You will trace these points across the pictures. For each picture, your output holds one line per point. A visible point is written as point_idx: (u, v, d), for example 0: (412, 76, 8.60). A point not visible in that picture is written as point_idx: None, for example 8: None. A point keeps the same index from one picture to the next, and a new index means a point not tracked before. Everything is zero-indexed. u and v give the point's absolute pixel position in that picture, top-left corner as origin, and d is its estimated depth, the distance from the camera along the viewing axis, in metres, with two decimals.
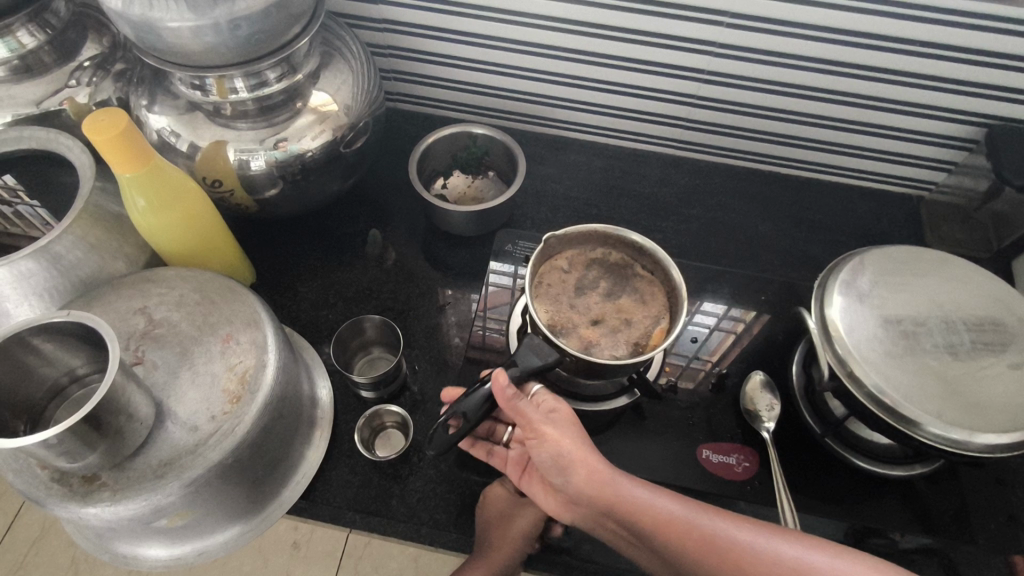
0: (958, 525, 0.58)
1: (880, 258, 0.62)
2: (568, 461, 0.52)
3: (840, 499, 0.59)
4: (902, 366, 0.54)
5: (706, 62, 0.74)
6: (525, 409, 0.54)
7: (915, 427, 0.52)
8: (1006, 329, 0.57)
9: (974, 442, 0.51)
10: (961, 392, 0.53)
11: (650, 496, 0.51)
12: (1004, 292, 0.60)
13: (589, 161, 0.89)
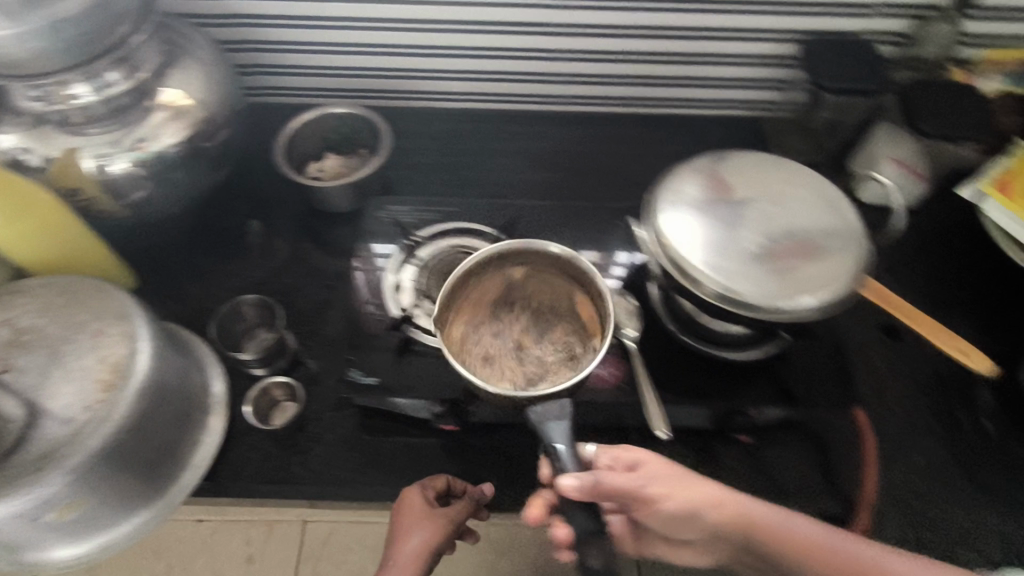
0: (806, 393, 0.65)
1: (696, 166, 0.65)
2: (685, 516, 0.49)
3: (704, 392, 0.64)
4: (726, 253, 0.58)
5: (542, 15, 0.78)
6: (612, 482, 0.46)
7: (741, 304, 0.56)
8: (814, 207, 0.62)
9: (793, 308, 0.55)
10: (781, 266, 0.57)
11: (771, 527, 0.49)
12: (806, 175, 0.65)
13: (464, 129, 0.91)
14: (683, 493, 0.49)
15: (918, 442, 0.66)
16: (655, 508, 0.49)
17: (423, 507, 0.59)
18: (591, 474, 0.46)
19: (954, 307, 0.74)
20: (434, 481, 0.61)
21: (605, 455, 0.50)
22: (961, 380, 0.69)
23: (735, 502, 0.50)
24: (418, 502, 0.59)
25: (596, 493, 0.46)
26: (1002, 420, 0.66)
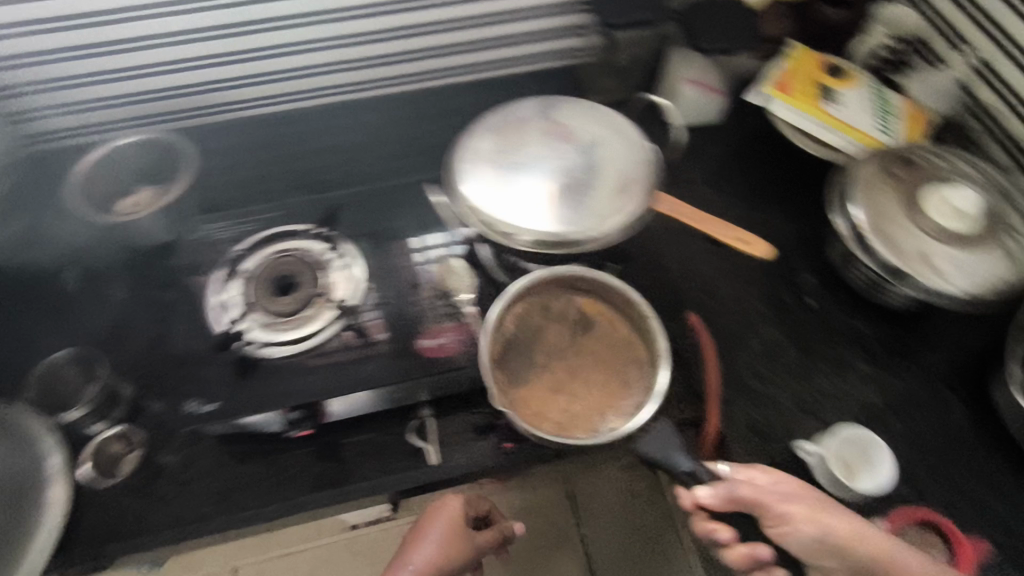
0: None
1: (492, 119, 0.67)
2: (835, 541, 0.52)
3: (551, 335, 0.65)
4: (512, 194, 0.61)
5: (329, 3, 0.76)
6: (760, 493, 0.53)
7: (529, 242, 0.59)
8: (601, 142, 0.66)
9: (575, 240, 0.59)
10: (564, 201, 0.60)
11: (847, 550, 0.52)
12: (596, 113, 0.68)
13: (286, 133, 0.86)
14: (811, 521, 0.53)
15: (755, 328, 0.71)
16: (783, 532, 0.54)
17: (460, 519, 0.67)
18: (718, 485, 0.53)
19: (768, 202, 0.81)
20: (476, 503, 0.73)
21: (770, 479, 0.55)
22: (783, 265, 0.76)
23: (862, 527, 0.53)
24: (456, 514, 0.67)
25: (726, 503, 0.53)
26: (822, 291, 0.74)
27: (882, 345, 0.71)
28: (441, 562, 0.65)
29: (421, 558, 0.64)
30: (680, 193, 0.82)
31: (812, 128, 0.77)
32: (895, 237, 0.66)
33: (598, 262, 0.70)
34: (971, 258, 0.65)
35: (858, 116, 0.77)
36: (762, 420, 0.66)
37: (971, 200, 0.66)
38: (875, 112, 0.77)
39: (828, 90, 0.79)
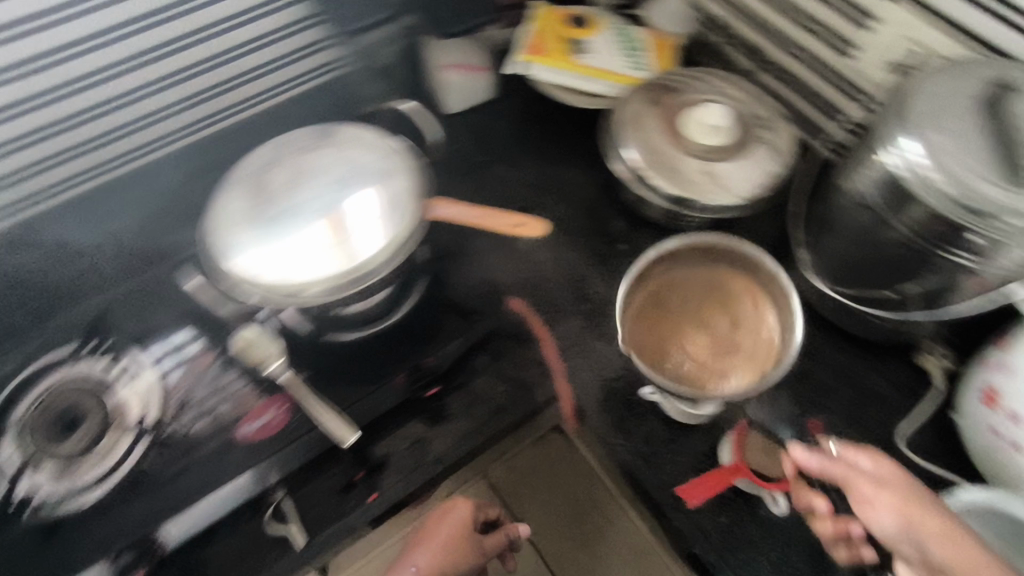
0: (473, 308, 0.69)
1: (251, 162, 0.63)
2: (901, 528, 0.44)
3: (377, 374, 0.65)
4: (286, 250, 0.56)
5: (42, 81, 0.61)
6: (854, 475, 0.48)
7: (325, 290, 0.55)
8: (363, 167, 0.60)
9: (371, 266, 0.55)
10: (341, 235, 0.56)
11: (921, 543, 0.43)
12: (361, 133, 0.64)
13: (44, 248, 0.69)
14: (903, 511, 0.45)
15: (582, 290, 0.73)
16: (865, 513, 0.46)
17: (464, 527, 0.65)
18: (822, 454, 0.49)
19: (563, 163, 0.83)
20: (485, 509, 0.70)
21: (871, 464, 0.49)
22: (592, 219, 0.79)
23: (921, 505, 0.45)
24: (461, 522, 0.65)
25: (819, 469, 0.49)
26: (632, 234, 0.77)
27: None
28: (436, 570, 0.62)
29: (414, 563, 0.62)
30: (476, 184, 0.82)
31: (574, 82, 0.78)
32: (668, 168, 0.70)
33: (414, 278, 0.68)
34: (738, 165, 0.70)
35: (610, 58, 0.79)
36: (611, 374, 0.68)
37: (720, 114, 0.71)
38: (623, 50, 0.80)
39: (576, 41, 0.80)
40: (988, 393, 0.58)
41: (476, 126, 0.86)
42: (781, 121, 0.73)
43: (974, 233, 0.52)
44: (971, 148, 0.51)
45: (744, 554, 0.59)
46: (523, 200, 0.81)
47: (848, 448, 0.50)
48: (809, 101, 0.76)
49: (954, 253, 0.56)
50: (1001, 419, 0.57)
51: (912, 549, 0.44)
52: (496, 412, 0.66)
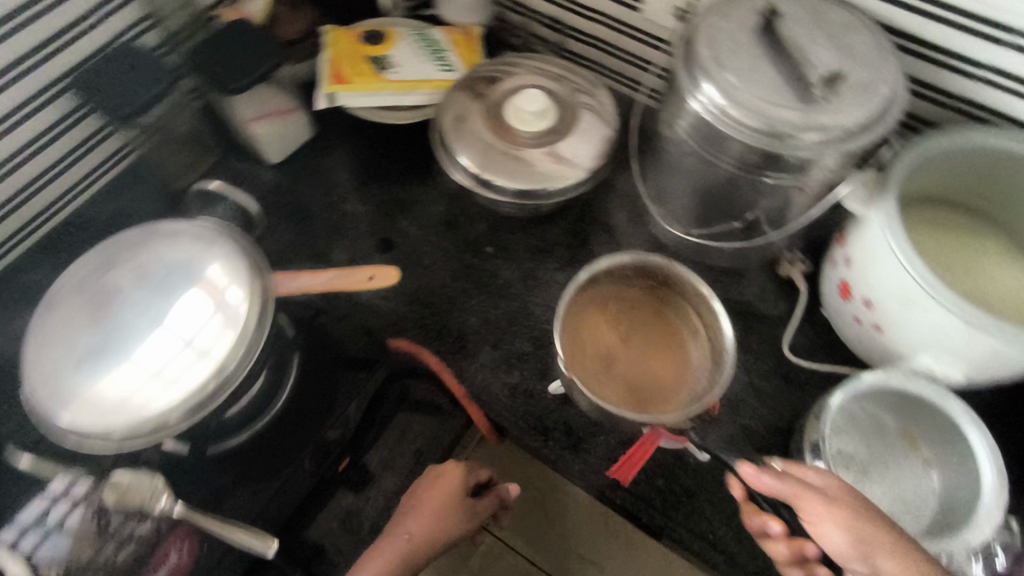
0: (367, 358, 0.66)
1: (65, 292, 0.54)
2: (854, 544, 0.45)
3: (279, 463, 0.60)
4: (133, 386, 0.49)
5: None
6: (802, 492, 0.48)
7: (187, 416, 0.49)
8: (192, 267, 0.54)
9: (229, 372, 0.49)
10: (186, 349, 0.50)
11: (872, 557, 0.45)
12: (183, 227, 0.56)
13: None
14: (847, 526, 0.46)
15: (465, 304, 0.71)
16: (818, 531, 0.47)
17: (458, 489, 0.61)
18: (771, 475, 0.49)
19: (408, 181, 0.80)
20: (476, 472, 0.65)
21: (822, 479, 0.49)
22: (454, 230, 0.77)
23: (868, 516, 0.46)
24: (456, 483, 0.61)
25: (765, 486, 0.49)
26: (494, 233, 0.77)
27: (564, 244, 0.76)
28: (426, 538, 0.58)
29: (403, 534, 0.58)
30: (324, 224, 0.78)
31: (390, 100, 0.75)
32: (507, 164, 0.69)
33: (289, 351, 0.60)
34: (570, 141, 0.70)
35: (419, 65, 0.77)
36: (516, 379, 0.67)
37: (538, 98, 0.69)
38: (429, 54, 0.78)
39: (379, 57, 0.77)
40: (842, 287, 0.63)
41: (307, 170, 0.81)
42: (598, 85, 0.74)
43: (785, 157, 0.56)
44: (761, 82, 0.54)
45: (686, 505, 0.62)
46: (379, 231, 0.77)
47: (796, 464, 0.50)
48: (617, 56, 0.78)
49: (776, 175, 0.59)
50: (858, 308, 0.62)
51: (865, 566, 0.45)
52: (418, 456, 0.68)
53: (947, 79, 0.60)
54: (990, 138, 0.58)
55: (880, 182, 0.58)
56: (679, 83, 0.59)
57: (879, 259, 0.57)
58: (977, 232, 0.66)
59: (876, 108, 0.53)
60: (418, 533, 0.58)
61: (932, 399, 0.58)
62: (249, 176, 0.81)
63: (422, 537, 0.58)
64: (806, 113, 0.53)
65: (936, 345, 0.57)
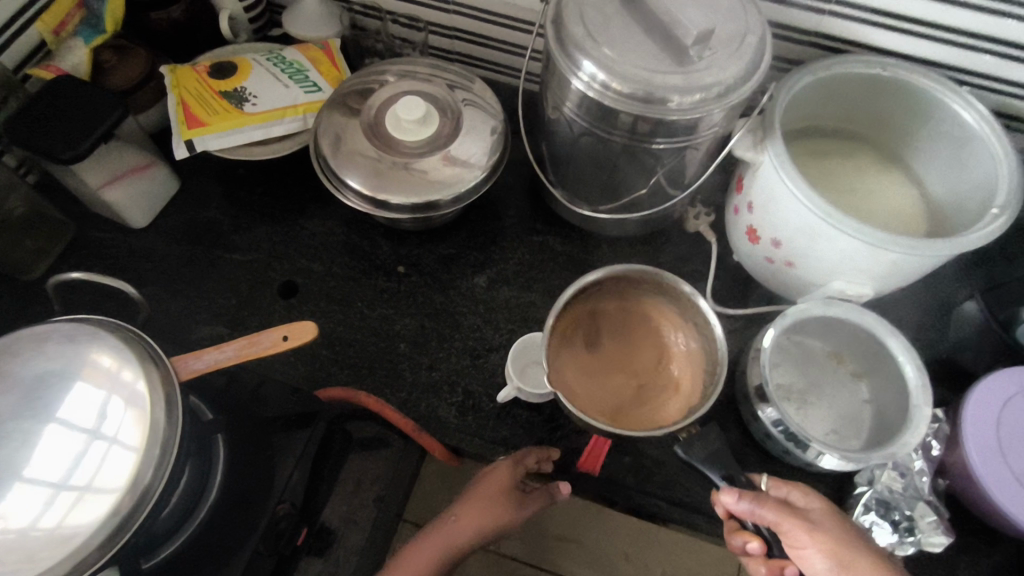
0: (302, 414, 0.59)
1: None
2: (837, 566, 0.49)
3: (231, 552, 0.53)
4: (37, 521, 0.42)
5: None
6: (783, 518, 0.51)
7: (106, 545, 0.42)
8: (73, 372, 0.46)
9: (148, 482, 0.43)
10: (86, 469, 0.43)
11: None
12: (53, 329, 0.48)
13: None
14: (829, 553, 0.49)
15: (390, 332, 0.68)
16: (801, 555, 0.51)
17: (507, 489, 0.57)
18: (756, 499, 0.52)
19: (298, 216, 0.75)
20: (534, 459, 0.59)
21: (807, 502, 0.52)
22: (360, 258, 0.73)
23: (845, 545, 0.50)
24: (504, 483, 0.57)
25: (751, 511, 0.52)
26: (402, 251, 0.73)
27: (475, 246, 0.74)
28: (468, 531, 0.57)
29: (446, 524, 0.58)
30: (214, 282, 0.71)
31: (257, 134, 0.69)
32: (400, 178, 0.65)
33: (211, 432, 0.53)
34: (460, 140, 0.67)
35: (280, 90, 0.71)
36: (461, 397, 0.65)
37: (415, 103, 0.65)
38: (289, 76, 0.72)
39: (233, 89, 0.70)
40: (750, 232, 0.65)
41: (181, 225, 0.73)
42: (476, 78, 0.72)
43: (674, 120, 0.56)
44: (638, 51, 0.54)
45: (655, 476, 0.62)
46: (279, 275, 0.71)
47: (780, 486, 0.54)
48: (488, 45, 0.76)
49: (669, 139, 0.60)
50: (768, 249, 0.64)
51: None
52: (378, 499, 0.65)
53: (801, 18, 0.62)
54: (847, 66, 0.62)
55: (764, 126, 0.60)
56: (557, 65, 0.58)
57: (779, 198, 0.59)
58: (852, 153, 0.71)
59: (747, 57, 0.54)
60: (462, 528, 0.57)
61: (850, 317, 0.62)
62: (114, 246, 0.72)
63: (457, 542, 0.58)
64: (686, 74, 0.53)
65: (844, 268, 0.60)
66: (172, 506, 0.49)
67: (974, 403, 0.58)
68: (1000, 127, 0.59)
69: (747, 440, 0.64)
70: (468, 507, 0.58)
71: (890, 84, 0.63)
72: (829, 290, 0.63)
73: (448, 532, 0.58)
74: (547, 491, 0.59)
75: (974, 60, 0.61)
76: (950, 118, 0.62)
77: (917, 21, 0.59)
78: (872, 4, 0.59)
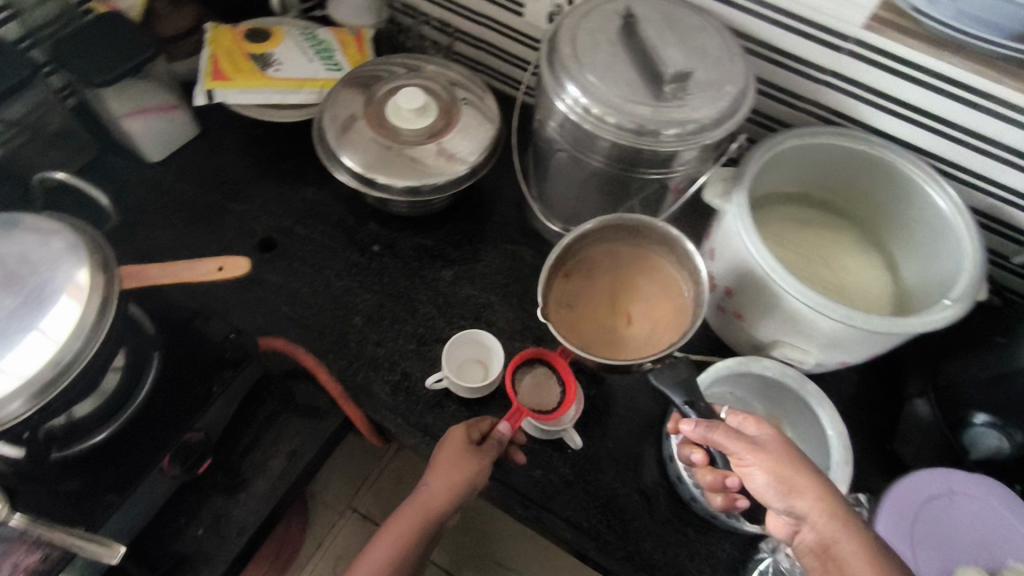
0: (233, 358, 0.60)
1: None
2: (778, 484, 0.46)
3: (134, 466, 0.55)
4: None
5: None
6: (729, 444, 0.49)
7: (9, 415, 0.45)
8: (31, 263, 0.50)
9: (70, 360, 0.46)
10: (17, 338, 0.46)
11: (789, 499, 0.46)
12: (25, 224, 0.52)
13: None
14: (768, 470, 0.46)
15: (349, 303, 0.71)
16: (744, 471, 0.48)
17: (455, 451, 0.58)
18: (711, 426, 0.50)
19: (297, 182, 0.79)
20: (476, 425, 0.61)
21: (757, 429, 0.49)
22: (341, 230, 0.76)
23: (792, 466, 0.46)
24: (451, 447, 0.58)
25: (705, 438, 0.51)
26: (383, 232, 0.76)
27: (452, 243, 0.76)
28: (446, 493, 0.57)
29: (419, 493, 0.57)
30: (204, 223, 0.76)
31: (273, 98, 0.74)
32: (388, 160, 0.69)
33: (149, 348, 0.58)
34: (454, 137, 0.70)
35: (304, 63, 0.76)
36: (397, 377, 0.67)
37: (413, 95, 0.69)
38: (316, 52, 0.77)
39: (262, 54, 0.76)
40: (707, 278, 0.66)
41: (190, 168, 0.79)
42: (486, 86, 0.75)
43: (644, 152, 0.58)
44: (619, 80, 0.56)
45: (563, 494, 0.62)
46: (263, 230, 0.76)
47: (738, 414, 0.51)
48: (507, 60, 0.80)
49: (643, 171, 0.62)
50: (721, 297, 0.65)
51: (781, 503, 0.46)
52: (293, 455, 0.64)
53: (796, 82, 0.64)
54: (832, 136, 0.63)
55: (735, 176, 0.61)
56: (546, 82, 0.60)
57: (735, 248, 0.60)
58: (834, 225, 0.71)
59: (722, 105, 0.56)
60: (438, 498, 0.57)
61: (788, 381, 0.61)
62: (127, 175, 0.78)
63: (436, 503, 0.57)
64: (657, 108, 0.55)
65: (788, 329, 0.60)
66: (89, 401, 0.53)
67: (894, 494, 0.56)
68: (974, 224, 0.58)
69: (663, 482, 0.63)
70: (434, 478, 0.58)
71: (876, 163, 0.64)
72: (772, 351, 0.62)
73: (425, 497, 0.57)
74: (497, 439, 0.60)
75: (962, 155, 0.61)
76: (930, 208, 0.61)
77: (906, 105, 0.60)
78: (864, 80, 0.60)
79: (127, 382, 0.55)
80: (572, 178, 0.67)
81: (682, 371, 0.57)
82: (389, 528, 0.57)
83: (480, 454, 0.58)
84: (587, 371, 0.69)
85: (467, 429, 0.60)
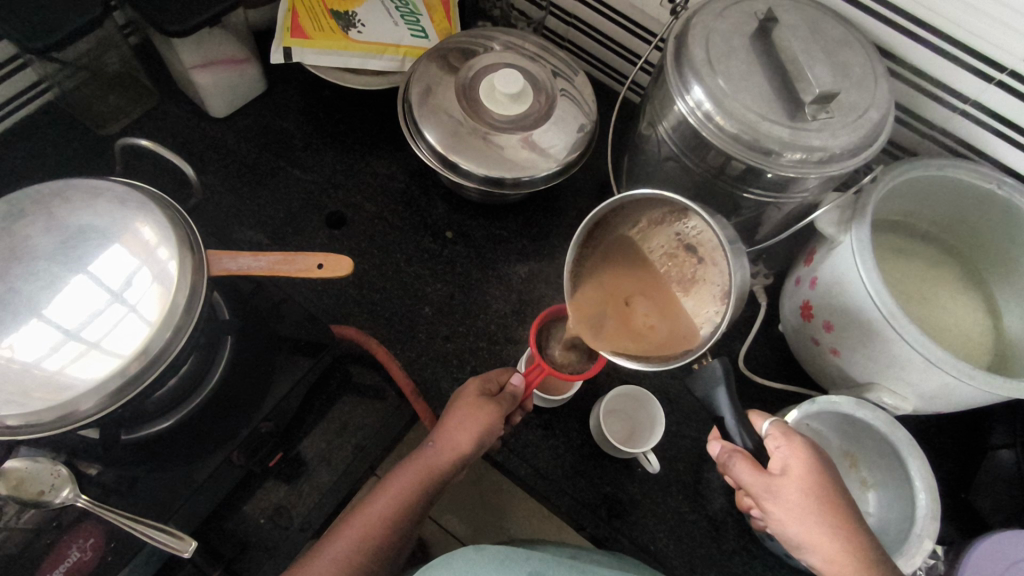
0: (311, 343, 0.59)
1: None
2: (792, 533, 0.48)
3: (203, 451, 0.54)
4: (48, 363, 0.43)
5: None
6: (751, 481, 0.50)
7: (94, 408, 0.42)
8: (114, 237, 0.47)
9: (158, 353, 0.43)
10: (109, 322, 0.44)
11: (805, 545, 0.47)
12: (110, 190, 0.49)
13: None
14: (786, 515, 0.48)
15: (419, 292, 0.68)
16: (765, 510, 0.50)
17: (467, 407, 0.55)
18: (734, 459, 0.51)
19: (366, 153, 0.75)
20: (491, 380, 0.58)
21: (784, 466, 0.49)
22: (411, 210, 0.72)
23: (813, 515, 0.47)
24: (466, 404, 0.55)
25: (728, 468, 0.52)
26: (455, 217, 0.72)
27: (527, 235, 0.72)
28: (453, 456, 0.54)
29: (414, 460, 0.55)
30: (268, 189, 0.71)
31: (353, 62, 0.69)
32: (475, 146, 0.63)
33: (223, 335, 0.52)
34: (546, 127, 0.65)
35: (388, 27, 0.70)
36: (465, 376, 0.65)
37: (511, 76, 0.63)
38: (401, 16, 0.71)
39: (345, 12, 0.70)
40: (804, 307, 0.63)
41: (256, 128, 0.74)
42: (581, 71, 0.70)
43: (765, 172, 0.54)
44: (756, 93, 0.51)
45: (629, 515, 0.61)
46: (330, 203, 0.72)
47: (772, 439, 0.50)
48: (604, 42, 0.74)
49: (757, 192, 0.58)
50: (817, 330, 0.62)
51: (799, 547, 0.48)
52: (358, 449, 0.63)
53: (929, 106, 0.59)
54: (960, 171, 0.58)
55: (855, 207, 0.57)
56: (667, 82, 0.56)
57: (844, 283, 0.56)
58: (936, 259, 0.67)
59: (861, 133, 0.51)
60: (445, 469, 0.54)
61: (879, 426, 0.57)
62: (188, 128, 0.74)
63: (443, 463, 0.54)
64: (795, 130, 0.50)
65: (890, 374, 0.56)
66: (169, 387, 0.50)
67: (971, 565, 0.54)
68: None
69: (731, 511, 0.62)
70: (442, 447, 0.55)
71: (1002, 203, 0.59)
72: (867, 393, 0.59)
73: (430, 456, 0.54)
74: (511, 393, 0.57)
75: None
76: None
77: None
78: (1007, 115, 0.55)
79: (203, 366, 0.52)
80: (671, 185, 0.64)
81: (717, 378, 0.58)
82: (391, 485, 0.54)
83: (488, 408, 0.55)
84: (660, 387, 0.67)
85: (481, 384, 0.57)
